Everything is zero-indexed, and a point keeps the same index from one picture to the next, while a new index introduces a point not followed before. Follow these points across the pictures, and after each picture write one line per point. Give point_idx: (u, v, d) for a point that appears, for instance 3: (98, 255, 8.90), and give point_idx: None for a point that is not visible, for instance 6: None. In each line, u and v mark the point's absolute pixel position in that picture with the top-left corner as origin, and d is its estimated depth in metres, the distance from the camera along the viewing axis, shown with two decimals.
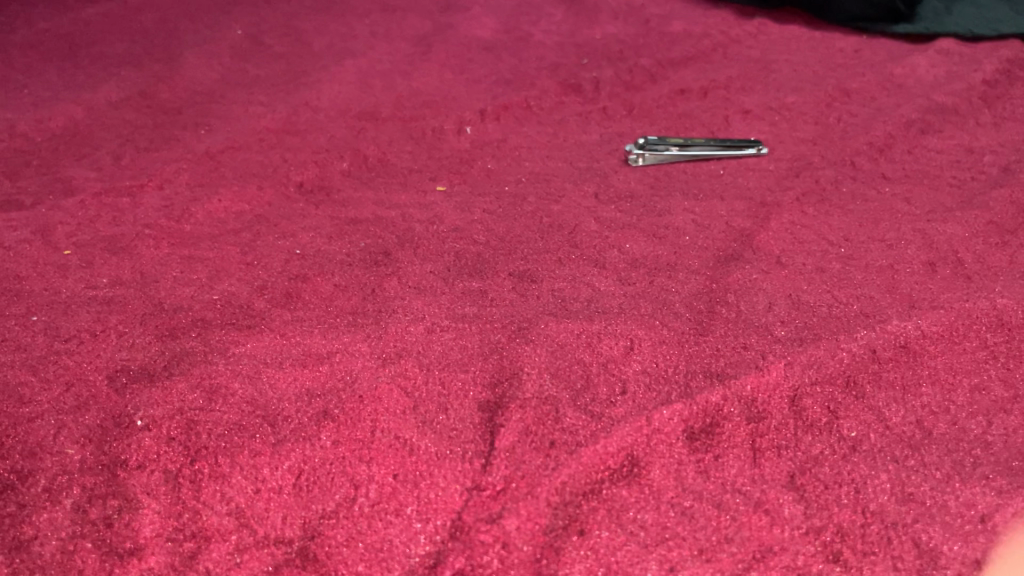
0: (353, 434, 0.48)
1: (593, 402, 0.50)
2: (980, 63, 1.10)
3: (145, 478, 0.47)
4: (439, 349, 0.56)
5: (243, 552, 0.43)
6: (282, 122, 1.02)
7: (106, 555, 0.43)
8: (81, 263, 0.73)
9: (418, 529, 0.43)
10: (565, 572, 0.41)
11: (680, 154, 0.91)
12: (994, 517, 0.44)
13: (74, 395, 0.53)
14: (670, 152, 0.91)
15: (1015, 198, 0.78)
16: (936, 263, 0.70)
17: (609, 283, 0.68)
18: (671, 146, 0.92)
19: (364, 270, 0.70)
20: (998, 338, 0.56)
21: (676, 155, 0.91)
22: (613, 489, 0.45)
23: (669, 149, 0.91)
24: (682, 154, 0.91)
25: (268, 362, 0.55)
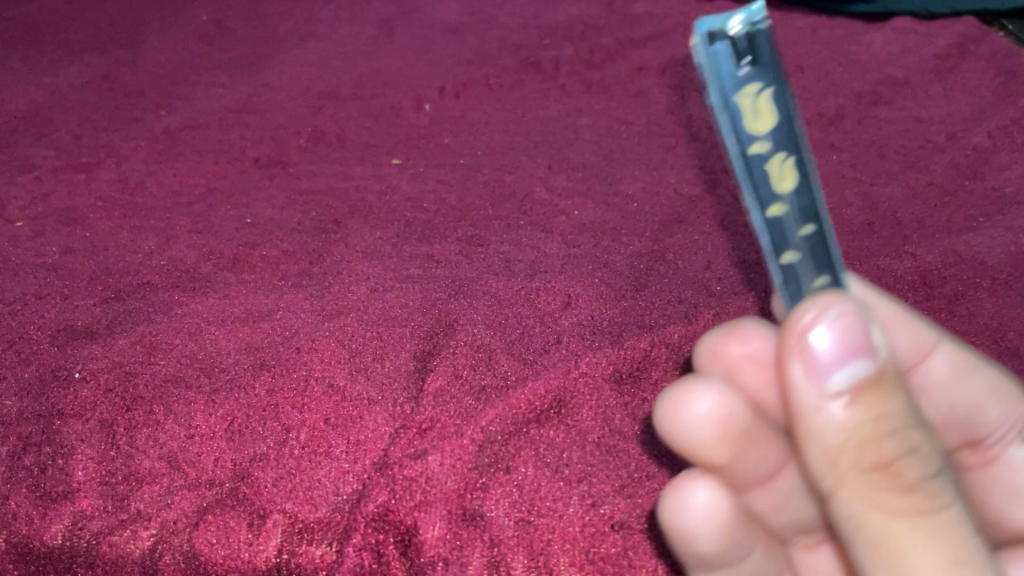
0: (287, 383, 0.49)
1: (526, 351, 0.52)
2: (939, 31, 1.09)
3: (79, 426, 0.47)
4: (381, 305, 0.57)
5: (173, 493, 0.44)
6: (243, 102, 1.02)
7: (40, 499, 0.44)
8: (33, 235, 0.73)
9: (345, 469, 0.44)
10: (489, 508, 0.42)
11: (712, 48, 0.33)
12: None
13: (16, 351, 0.54)
14: (766, 31, 0.33)
15: (956, 161, 0.80)
16: (875, 223, 0.72)
17: (555, 246, 0.70)
18: (722, 35, 0.33)
19: (313, 237, 0.71)
20: (919, 297, 0.56)
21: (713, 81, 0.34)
22: (539, 429, 0.46)
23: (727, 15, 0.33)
24: (757, 67, 0.34)
25: (209, 320, 0.56)
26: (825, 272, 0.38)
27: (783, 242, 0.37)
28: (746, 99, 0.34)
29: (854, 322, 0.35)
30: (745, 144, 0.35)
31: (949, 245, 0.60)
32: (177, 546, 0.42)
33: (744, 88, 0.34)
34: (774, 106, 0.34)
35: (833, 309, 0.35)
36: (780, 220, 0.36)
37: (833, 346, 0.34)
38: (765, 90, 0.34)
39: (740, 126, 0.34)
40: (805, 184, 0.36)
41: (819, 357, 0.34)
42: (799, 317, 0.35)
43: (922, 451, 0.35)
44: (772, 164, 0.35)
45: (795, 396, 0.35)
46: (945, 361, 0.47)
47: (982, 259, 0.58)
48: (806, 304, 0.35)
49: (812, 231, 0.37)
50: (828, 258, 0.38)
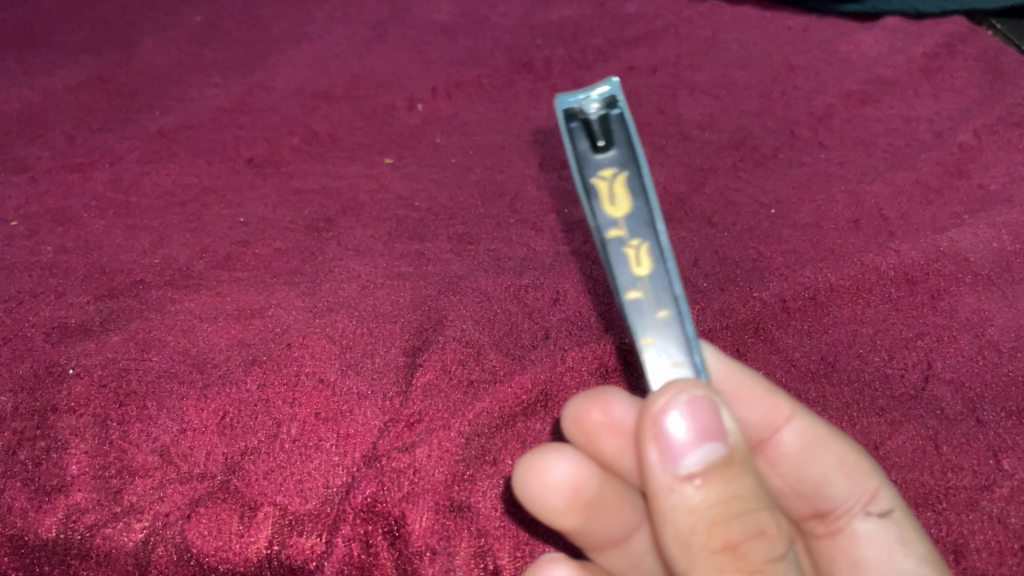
0: (279, 378, 0.50)
1: (514, 346, 0.53)
2: (927, 31, 1.09)
3: (73, 422, 0.48)
4: (371, 302, 0.57)
5: (166, 486, 0.44)
6: (236, 102, 1.03)
7: (34, 492, 0.45)
8: (27, 234, 0.74)
9: (335, 462, 0.45)
10: (476, 500, 0.44)
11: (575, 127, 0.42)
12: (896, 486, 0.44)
13: (11, 349, 0.55)
14: (620, 118, 0.42)
15: (943, 158, 0.81)
16: (860, 221, 0.73)
17: (544, 245, 0.71)
18: (581, 117, 0.42)
19: (306, 235, 0.72)
20: (902, 292, 0.56)
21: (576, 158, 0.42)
22: (526, 423, 0.47)
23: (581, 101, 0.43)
24: (609, 148, 0.42)
25: (201, 317, 0.57)
26: (684, 359, 0.41)
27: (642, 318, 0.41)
28: (603, 177, 0.41)
29: (706, 409, 0.36)
30: (602, 221, 0.41)
31: (933, 241, 0.60)
32: (170, 538, 0.42)
33: (599, 166, 0.42)
34: (627, 185, 0.42)
35: (683, 396, 0.36)
36: (638, 301, 0.41)
37: (686, 430, 0.35)
38: (618, 169, 0.42)
39: (598, 205, 0.41)
40: (658, 264, 0.41)
41: (676, 438, 0.35)
42: (657, 402, 0.37)
43: (771, 534, 0.35)
44: (624, 242, 0.41)
45: (655, 478, 0.36)
46: (796, 435, 0.45)
47: (964, 254, 0.59)
48: (665, 389, 0.37)
49: (667, 314, 0.41)
50: (685, 345, 0.41)
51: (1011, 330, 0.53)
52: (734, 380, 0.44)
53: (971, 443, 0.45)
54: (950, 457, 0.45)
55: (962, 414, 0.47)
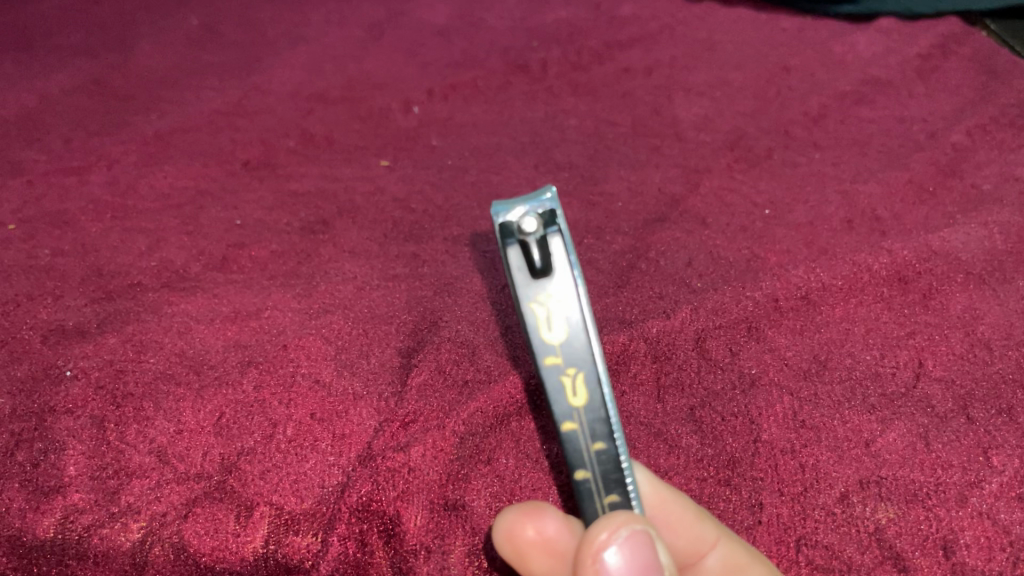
0: (275, 379, 0.50)
1: (509, 346, 0.53)
2: (921, 32, 1.10)
3: (70, 423, 0.48)
4: (367, 303, 0.58)
5: (163, 487, 0.45)
6: (232, 105, 1.03)
7: (31, 493, 0.45)
8: (24, 238, 0.74)
9: (331, 462, 0.45)
10: (471, 498, 0.44)
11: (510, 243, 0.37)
12: (887, 482, 0.43)
13: (8, 351, 0.55)
14: (559, 237, 0.38)
15: (935, 159, 0.82)
16: (854, 220, 0.73)
17: None
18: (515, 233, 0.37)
19: (302, 237, 0.72)
20: (894, 292, 0.57)
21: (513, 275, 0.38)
22: (522, 421, 0.47)
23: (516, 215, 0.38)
24: (547, 273, 0.37)
25: (197, 319, 0.57)
26: (617, 493, 0.39)
27: (576, 450, 0.39)
28: (539, 303, 0.38)
29: (646, 548, 0.35)
30: (537, 349, 0.38)
31: (924, 241, 0.60)
32: (167, 538, 0.43)
33: (536, 289, 0.38)
34: (564, 311, 0.38)
35: (623, 530, 0.35)
36: (572, 433, 0.39)
37: (626, 563, 0.34)
38: (555, 295, 0.37)
39: (532, 333, 0.38)
40: (594, 398, 0.38)
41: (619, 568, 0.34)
42: (599, 533, 0.35)
43: None
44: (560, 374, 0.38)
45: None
46: (719, 559, 0.39)
47: (956, 254, 0.59)
48: (608, 522, 0.35)
49: (603, 449, 0.39)
50: (620, 478, 0.39)
51: (1002, 328, 0.54)
52: (664, 506, 0.41)
53: (961, 440, 0.45)
54: (941, 454, 0.45)
55: (952, 411, 0.47)
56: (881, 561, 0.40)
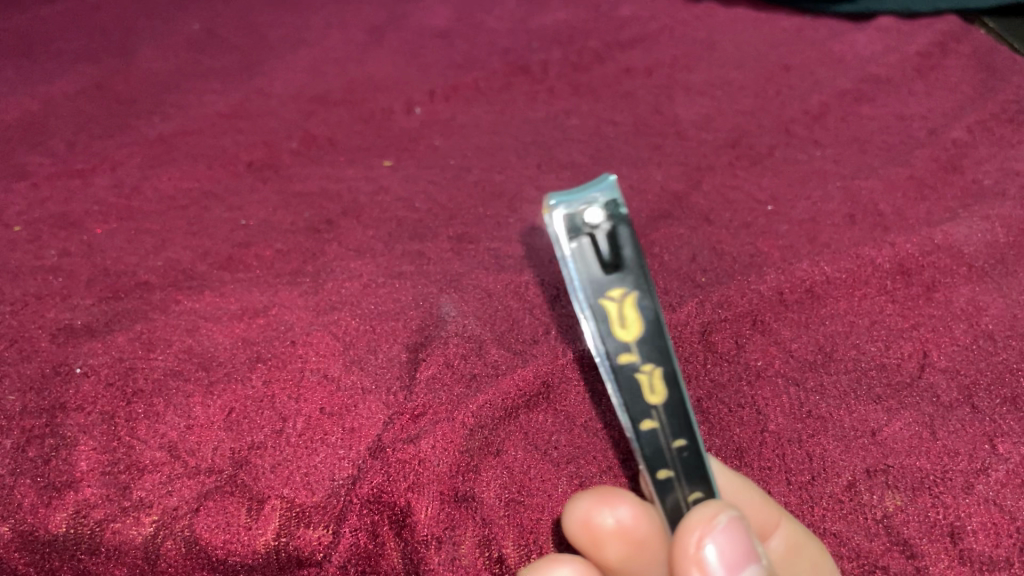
0: (284, 375, 0.51)
1: (516, 341, 0.53)
2: (921, 29, 1.10)
3: (81, 419, 0.49)
4: (374, 300, 0.58)
5: (174, 482, 0.45)
6: (235, 108, 1.03)
7: (44, 488, 0.45)
8: (30, 239, 0.74)
9: (341, 455, 0.45)
10: (480, 490, 0.44)
11: (575, 240, 0.36)
12: (895, 470, 0.44)
13: (18, 350, 0.55)
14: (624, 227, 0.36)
15: (937, 155, 0.82)
16: (856, 215, 0.73)
17: (544, 242, 0.71)
18: (581, 229, 0.36)
19: (307, 236, 0.73)
20: (897, 285, 0.57)
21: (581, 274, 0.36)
22: (530, 414, 0.48)
23: (579, 207, 0.36)
24: (617, 268, 0.36)
25: (205, 317, 0.57)
26: (700, 489, 0.39)
27: (657, 446, 0.38)
28: (608, 299, 0.36)
29: (739, 540, 0.35)
30: (613, 348, 0.37)
31: (927, 234, 0.60)
32: (179, 531, 0.43)
33: (607, 285, 0.36)
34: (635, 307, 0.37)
35: (722, 520, 0.35)
36: (653, 431, 0.38)
37: (724, 560, 0.35)
38: (625, 289, 0.37)
39: (606, 332, 0.37)
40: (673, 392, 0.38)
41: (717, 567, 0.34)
42: (688, 537, 0.35)
43: None
44: (640, 371, 0.37)
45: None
46: (782, 543, 0.39)
47: (958, 247, 0.60)
48: (693, 522, 0.36)
49: (684, 445, 0.38)
50: (702, 475, 0.39)
51: (1005, 319, 0.54)
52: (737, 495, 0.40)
53: (966, 429, 0.45)
54: (947, 442, 0.45)
55: (957, 401, 0.47)
56: (889, 548, 0.41)
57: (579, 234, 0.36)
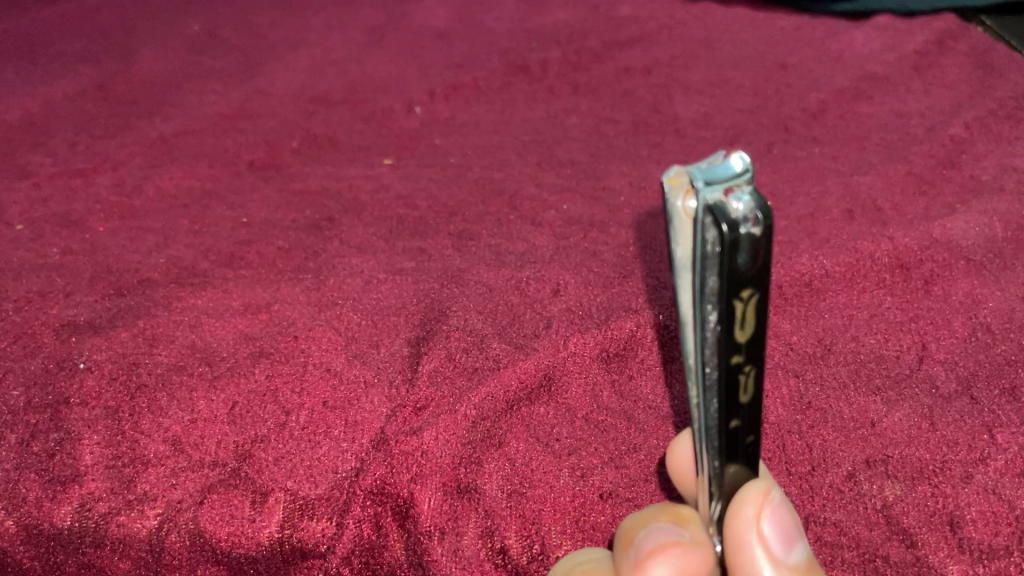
0: (286, 369, 0.51)
1: (518, 335, 0.54)
2: (918, 28, 1.11)
3: (86, 413, 0.49)
4: (375, 296, 0.58)
5: (178, 475, 0.45)
6: (235, 108, 1.04)
7: (48, 482, 0.45)
8: (32, 238, 0.75)
9: (344, 448, 0.46)
10: (482, 481, 0.44)
11: (702, 226, 0.30)
12: (894, 460, 0.44)
13: (21, 346, 0.55)
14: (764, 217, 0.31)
15: (935, 151, 0.82)
16: (855, 211, 0.74)
17: (544, 239, 0.72)
18: (718, 218, 0.30)
19: (308, 234, 0.73)
20: (896, 279, 0.57)
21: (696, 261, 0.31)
22: (532, 407, 0.48)
23: (722, 192, 0.30)
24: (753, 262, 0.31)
25: (208, 313, 0.58)
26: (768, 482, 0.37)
27: (730, 443, 0.35)
28: (737, 295, 0.32)
29: (787, 515, 0.36)
30: (725, 347, 0.33)
31: (926, 229, 0.61)
32: (183, 524, 0.43)
33: (739, 281, 0.31)
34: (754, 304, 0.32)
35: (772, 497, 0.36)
36: (735, 429, 0.35)
37: (780, 537, 0.35)
38: (755, 285, 0.32)
39: (724, 330, 0.32)
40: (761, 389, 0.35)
41: (777, 544, 0.35)
42: (744, 515, 0.35)
43: None
44: (741, 372, 0.33)
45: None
46: None
47: (956, 241, 0.60)
48: (750, 497, 0.36)
49: (754, 439, 0.36)
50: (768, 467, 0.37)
51: (1003, 312, 0.54)
52: None
53: (966, 420, 0.46)
54: (946, 432, 0.45)
55: (956, 391, 0.48)
56: (889, 537, 0.41)
57: (713, 222, 0.30)
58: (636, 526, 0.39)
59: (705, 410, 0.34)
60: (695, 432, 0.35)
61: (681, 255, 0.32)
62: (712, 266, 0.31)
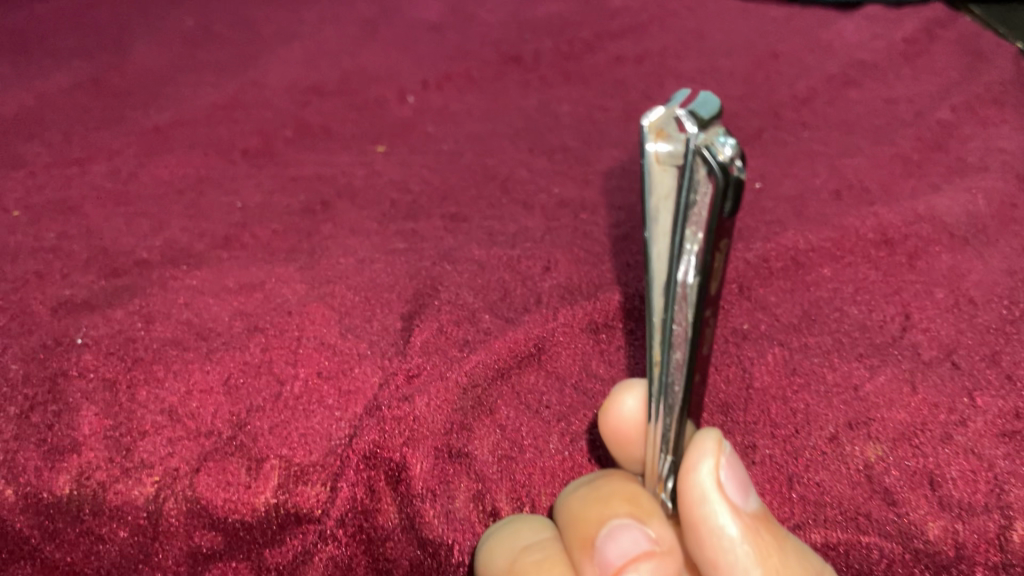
0: (280, 343, 0.52)
1: (509, 309, 0.54)
2: (908, 17, 1.12)
3: (83, 385, 0.50)
4: (369, 274, 0.59)
5: (174, 443, 0.46)
6: (230, 99, 1.05)
7: (47, 452, 0.46)
8: (29, 223, 0.75)
9: (338, 416, 0.46)
10: (473, 446, 0.46)
11: (681, 172, 0.32)
12: (876, 423, 0.45)
13: (19, 323, 0.56)
14: None
15: (922, 135, 0.83)
16: (842, 191, 0.75)
17: (535, 220, 0.72)
18: (699, 162, 0.31)
19: (302, 217, 0.74)
20: (881, 254, 0.58)
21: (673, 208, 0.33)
22: (522, 374, 0.49)
23: (708, 134, 0.31)
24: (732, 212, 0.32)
25: (203, 291, 0.58)
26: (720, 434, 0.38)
27: (689, 401, 0.37)
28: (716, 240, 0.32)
29: (735, 463, 0.38)
30: (699, 296, 0.33)
31: (910, 206, 0.62)
32: (180, 491, 0.44)
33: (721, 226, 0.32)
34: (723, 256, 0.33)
35: (721, 451, 0.37)
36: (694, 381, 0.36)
37: (735, 483, 0.37)
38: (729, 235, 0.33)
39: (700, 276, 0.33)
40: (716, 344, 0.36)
41: (735, 493, 0.36)
42: (701, 470, 0.37)
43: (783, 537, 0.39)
44: (708, 324, 0.34)
45: (724, 549, 0.36)
46: None
47: (941, 218, 0.61)
48: (704, 452, 0.37)
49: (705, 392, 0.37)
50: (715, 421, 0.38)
51: (986, 284, 0.55)
52: None
53: (947, 383, 0.47)
54: (927, 395, 0.46)
55: (937, 358, 0.49)
56: (871, 495, 0.42)
57: (692, 167, 0.31)
58: (599, 520, 0.39)
59: (668, 364, 0.36)
60: (652, 392, 0.37)
61: (659, 203, 0.33)
62: (691, 213, 0.32)
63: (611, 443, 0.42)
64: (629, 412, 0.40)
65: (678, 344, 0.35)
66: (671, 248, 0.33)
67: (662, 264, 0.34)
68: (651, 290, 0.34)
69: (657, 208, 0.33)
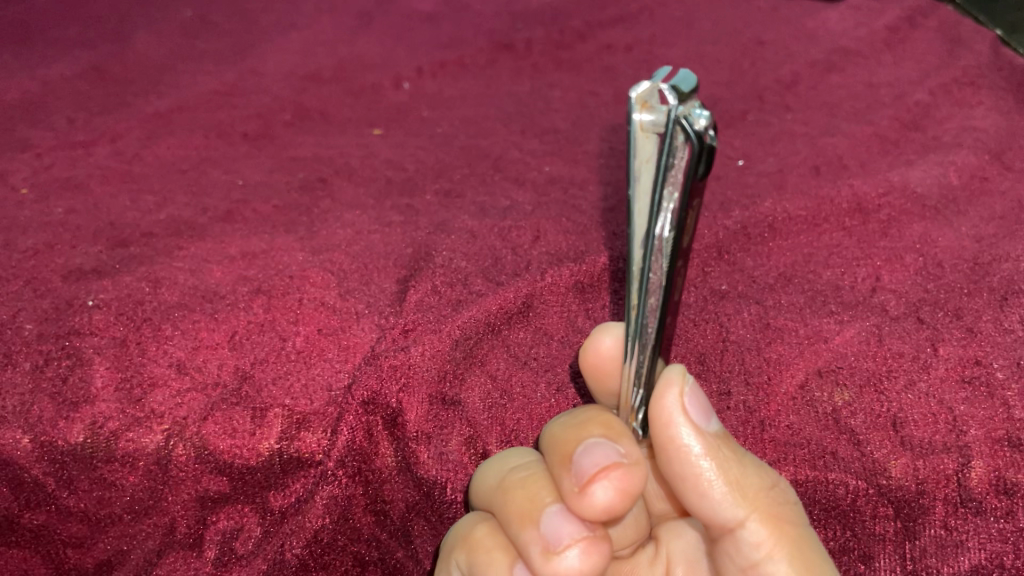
0: (283, 303, 0.54)
1: (499, 273, 0.57)
2: (891, 5, 1.14)
3: (95, 343, 0.52)
4: (366, 243, 0.62)
5: (183, 395, 0.49)
6: (229, 86, 1.07)
7: (61, 404, 0.48)
8: (37, 200, 0.78)
9: (338, 368, 0.49)
10: (466, 394, 0.50)
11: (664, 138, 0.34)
12: (844, 371, 0.48)
13: (31, 289, 0.59)
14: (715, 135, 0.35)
15: (900, 116, 0.86)
16: (822, 167, 0.77)
17: (526, 195, 0.75)
18: (681, 129, 0.34)
19: (301, 193, 0.76)
20: (855, 222, 0.61)
21: (654, 170, 0.35)
22: (512, 330, 0.53)
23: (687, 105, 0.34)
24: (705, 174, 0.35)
25: (208, 259, 0.61)
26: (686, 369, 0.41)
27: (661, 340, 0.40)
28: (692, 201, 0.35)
29: (695, 390, 0.41)
30: (676, 251, 0.36)
31: (885, 177, 0.64)
32: (189, 438, 0.47)
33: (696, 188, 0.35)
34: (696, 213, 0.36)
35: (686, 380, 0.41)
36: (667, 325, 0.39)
37: (698, 408, 0.40)
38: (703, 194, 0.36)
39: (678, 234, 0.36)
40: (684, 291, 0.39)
41: (698, 416, 0.40)
42: (668, 397, 0.40)
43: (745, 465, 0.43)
44: (680, 274, 0.37)
45: (690, 466, 0.40)
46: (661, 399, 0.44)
47: (913, 188, 0.64)
48: (671, 381, 0.40)
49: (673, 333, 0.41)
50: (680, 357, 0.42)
51: (953, 249, 0.58)
52: None
53: (912, 336, 0.50)
54: (892, 347, 0.49)
55: (904, 314, 0.52)
56: (837, 436, 0.45)
57: (673, 135, 0.34)
58: (574, 440, 0.41)
59: (644, 310, 0.38)
60: (629, 332, 0.39)
61: (641, 165, 0.35)
62: (670, 175, 0.35)
63: (589, 377, 0.44)
64: (604, 349, 0.43)
65: (653, 294, 0.38)
66: (652, 207, 0.36)
67: (642, 220, 0.36)
68: (631, 244, 0.37)
69: (638, 171, 0.36)
